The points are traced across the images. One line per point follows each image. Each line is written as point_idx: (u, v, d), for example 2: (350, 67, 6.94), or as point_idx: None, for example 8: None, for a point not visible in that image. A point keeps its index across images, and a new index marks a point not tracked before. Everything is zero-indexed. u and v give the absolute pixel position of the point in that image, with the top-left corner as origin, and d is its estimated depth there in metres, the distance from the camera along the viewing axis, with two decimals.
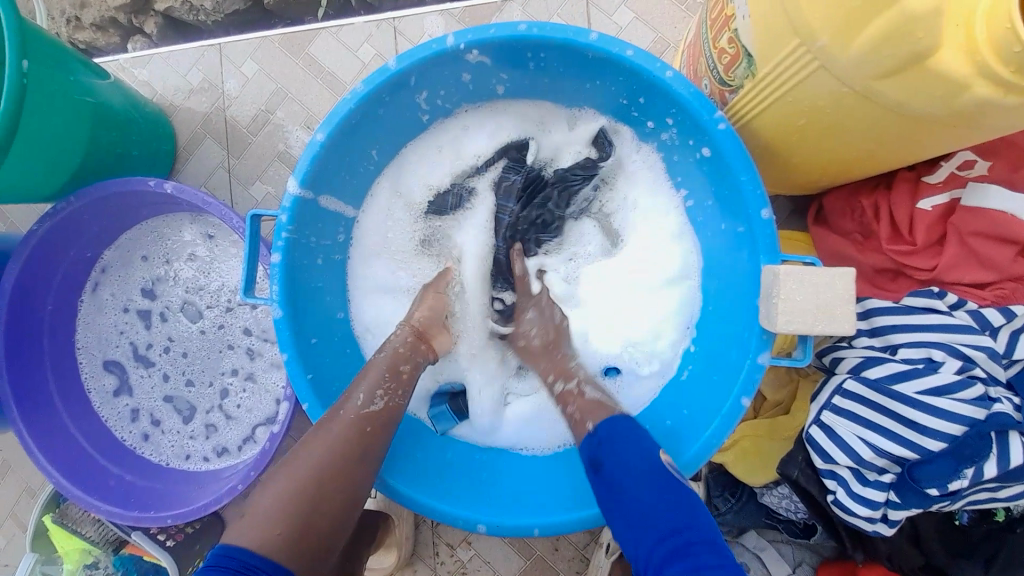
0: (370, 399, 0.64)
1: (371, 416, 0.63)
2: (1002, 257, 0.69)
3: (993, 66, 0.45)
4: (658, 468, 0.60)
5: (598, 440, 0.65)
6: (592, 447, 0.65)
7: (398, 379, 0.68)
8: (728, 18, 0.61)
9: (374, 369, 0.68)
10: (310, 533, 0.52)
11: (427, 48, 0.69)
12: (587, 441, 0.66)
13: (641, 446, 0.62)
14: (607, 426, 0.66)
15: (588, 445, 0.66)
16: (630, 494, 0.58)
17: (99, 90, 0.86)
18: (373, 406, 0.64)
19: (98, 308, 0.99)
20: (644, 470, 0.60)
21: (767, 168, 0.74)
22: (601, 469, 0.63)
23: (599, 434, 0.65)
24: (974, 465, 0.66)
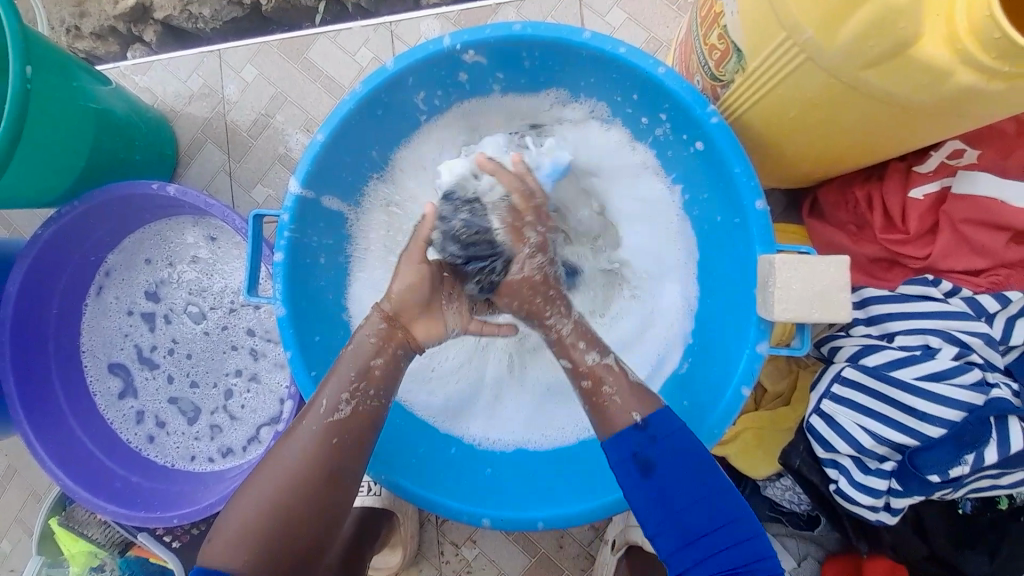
0: (334, 406, 0.61)
1: (339, 427, 0.61)
2: (995, 244, 0.70)
3: (975, 53, 0.46)
4: (700, 467, 0.57)
5: (649, 435, 0.58)
6: (637, 445, 0.58)
7: (370, 377, 0.63)
8: (716, 15, 0.63)
9: (340, 369, 0.64)
10: (278, 542, 0.56)
11: (425, 48, 0.71)
12: (633, 432, 0.58)
13: (688, 446, 0.58)
14: (657, 422, 0.59)
15: (635, 438, 0.58)
16: (681, 498, 0.56)
17: (102, 96, 0.87)
18: (340, 413, 0.62)
19: (102, 311, 0.99)
20: (692, 469, 0.57)
21: (760, 160, 0.75)
22: (650, 471, 0.57)
23: (649, 429, 0.58)
24: (974, 452, 0.67)
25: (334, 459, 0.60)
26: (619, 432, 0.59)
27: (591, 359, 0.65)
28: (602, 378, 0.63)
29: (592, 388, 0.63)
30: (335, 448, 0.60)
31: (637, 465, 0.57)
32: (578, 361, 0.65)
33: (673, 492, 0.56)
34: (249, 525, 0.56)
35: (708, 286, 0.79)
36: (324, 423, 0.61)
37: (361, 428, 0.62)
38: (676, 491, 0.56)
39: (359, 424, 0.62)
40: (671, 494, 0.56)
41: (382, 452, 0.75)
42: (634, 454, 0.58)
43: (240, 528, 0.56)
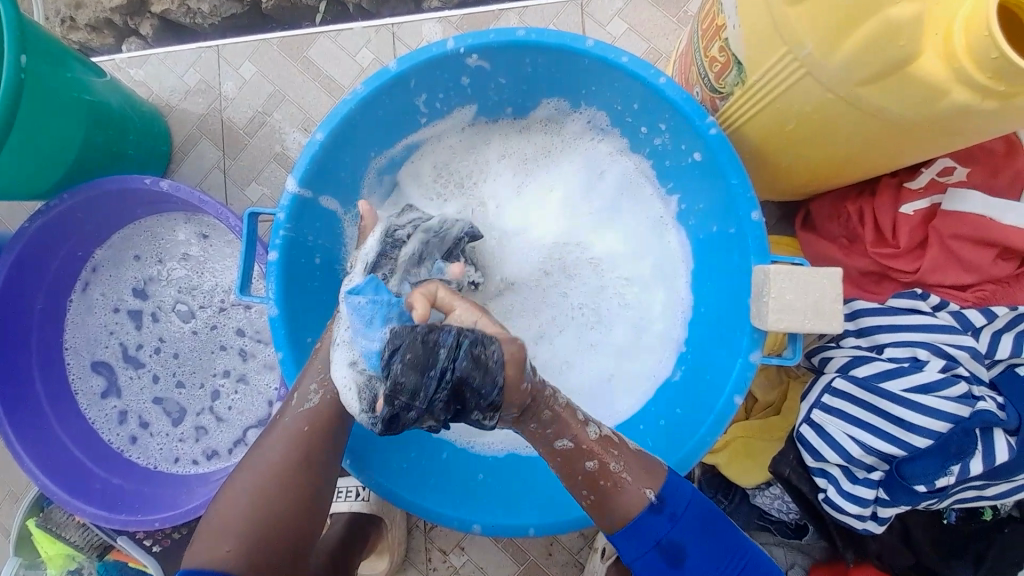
0: (305, 398, 0.63)
1: (310, 415, 0.62)
2: (982, 260, 0.71)
3: (971, 72, 0.47)
4: (718, 535, 0.57)
5: (667, 515, 0.56)
6: (661, 532, 0.56)
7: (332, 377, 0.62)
8: (718, 28, 0.64)
9: (318, 362, 0.65)
10: (264, 546, 0.55)
11: (428, 51, 0.71)
12: (653, 518, 0.56)
13: (704, 520, 0.58)
14: (671, 497, 0.57)
15: (655, 524, 0.56)
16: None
17: (96, 88, 0.86)
18: (309, 402, 0.63)
19: (87, 307, 0.97)
20: (710, 540, 0.57)
21: (757, 172, 0.76)
22: (679, 559, 0.56)
23: (665, 508, 0.56)
24: (960, 463, 0.68)
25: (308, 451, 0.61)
26: (637, 522, 0.56)
27: (593, 431, 0.58)
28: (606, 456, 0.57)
29: (600, 469, 0.57)
30: (308, 435, 0.62)
31: (663, 555, 0.56)
32: (580, 438, 0.57)
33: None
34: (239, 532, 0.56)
35: (702, 294, 0.80)
36: (311, 423, 0.62)
37: (334, 416, 0.63)
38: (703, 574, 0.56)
39: (329, 412, 0.63)
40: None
41: (370, 457, 0.74)
42: (658, 542, 0.56)
43: (228, 535, 0.56)
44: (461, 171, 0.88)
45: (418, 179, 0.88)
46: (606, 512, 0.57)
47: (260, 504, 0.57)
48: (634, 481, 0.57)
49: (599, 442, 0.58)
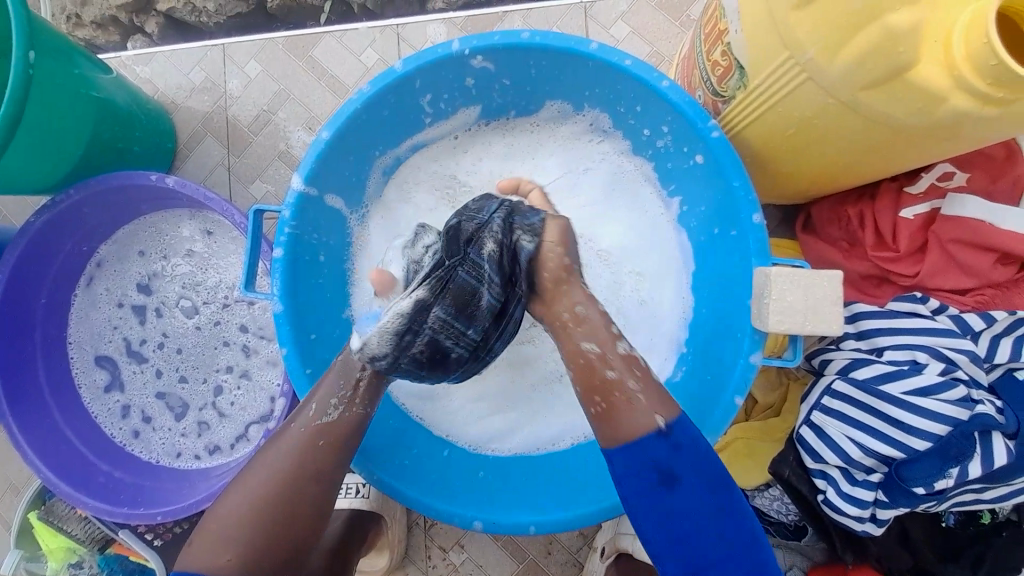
0: (323, 410, 0.63)
1: (325, 428, 0.62)
2: (982, 264, 0.72)
3: (970, 79, 0.48)
4: (720, 479, 0.55)
5: (671, 443, 0.55)
6: (661, 454, 0.54)
7: (357, 388, 0.64)
8: (720, 32, 0.64)
9: (331, 374, 0.66)
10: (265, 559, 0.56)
11: (433, 52, 0.71)
12: (656, 440, 0.55)
13: (711, 462, 0.55)
14: (679, 429, 0.56)
15: (657, 446, 0.55)
16: (698, 515, 0.53)
17: (103, 85, 0.86)
18: (327, 417, 0.62)
19: (91, 302, 0.98)
20: (709, 477, 0.55)
21: (759, 175, 0.76)
22: (674, 481, 0.54)
23: (671, 436, 0.55)
24: (959, 466, 0.69)
25: (324, 462, 0.60)
26: (637, 439, 0.55)
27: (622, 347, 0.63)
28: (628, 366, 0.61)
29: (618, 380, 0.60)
30: (325, 449, 0.61)
31: (659, 477, 0.54)
32: (606, 348, 0.62)
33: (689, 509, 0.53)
34: (244, 524, 0.56)
35: (702, 296, 0.81)
36: (310, 427, 0.62)
37: (348, 430, 0.63)
38: (693, 512, 0.53)
39: (345, 428, 0.63)
40: (691, 506, 0.53)
41: (373, 451, 0.75)
42: (656, 463, 0.54)
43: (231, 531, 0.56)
44: (463, 172, 0.88)
45: (420, 179, 0.88)
46: (610, 430, 0.58)
47: (263, 501, 0.57)
48: (645, 401, 0.57)
49: (621, 357, 0.61)
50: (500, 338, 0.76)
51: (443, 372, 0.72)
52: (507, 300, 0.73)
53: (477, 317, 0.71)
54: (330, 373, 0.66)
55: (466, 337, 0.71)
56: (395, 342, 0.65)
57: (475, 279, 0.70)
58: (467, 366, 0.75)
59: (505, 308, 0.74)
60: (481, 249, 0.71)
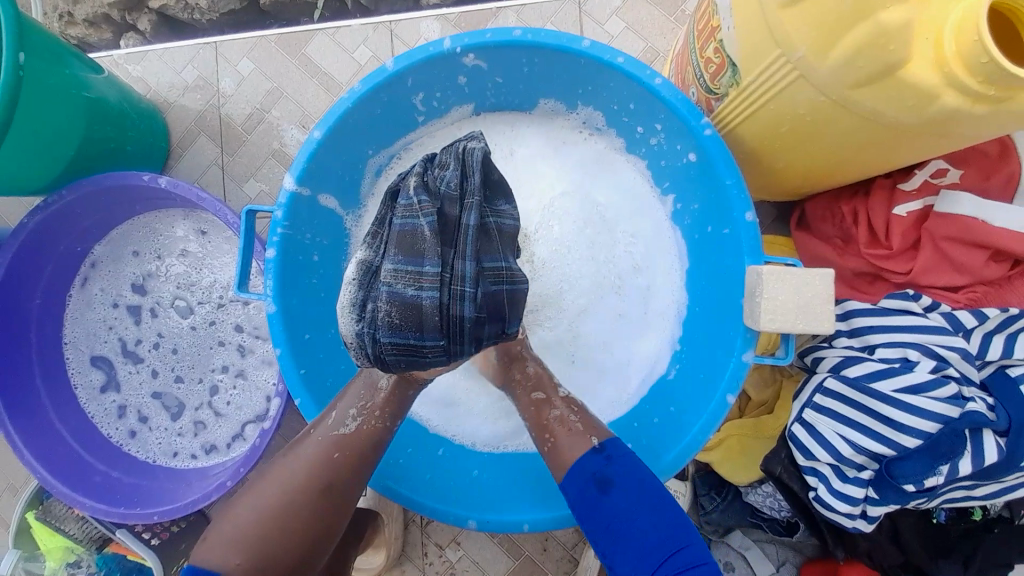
0: (341, 420, 0.63)
1: (340, 441, 0.62)
2: (975, 262, 0.72)
3: (961, 77, 0.48)
4: (655, 490, 0.59)
5: (605, 456, 0.62)
6: (596, 464, 0.61)
7: (376, 400, 0.65)
8: (713, 29, 0.64)
9: (353, 387, 0.66)
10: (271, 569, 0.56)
11: (424, 51, 0.71)
12: (591, 455, 0.62)
13: (644, 475, 0.60)
14: (612, 445, 0.63)
15: (591, 459, 0.62)
16: (630, 518, 0.57)
17: (95, 85, 0.86)
18: (345, 428, 0.63)
19: (87, 302, 0.98)
20: (644, 485, 0.59)
21: (754, 173, 0.76)
22: (608, 487, 0.59)
23: (605, 450, 0.62)
24: (948, 464, 0.69)
25: (337, 473, 0.61)
26: (575, 462, 0.62)
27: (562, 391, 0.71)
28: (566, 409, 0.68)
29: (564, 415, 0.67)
30: (340, 462, 0.61)
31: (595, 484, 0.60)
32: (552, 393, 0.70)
33: (620, 513, 0.58)
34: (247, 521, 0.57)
35: (696, 294, 0.81)
36: (328, 436, 0.63)
37: (362, 448, 0.63)
38: (622, 515, 0.57)
39: (362, 442, 0.63)
40: (623, 510, 0.58)
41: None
42: (593, 474, 0.61)
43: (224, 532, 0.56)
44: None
45: None
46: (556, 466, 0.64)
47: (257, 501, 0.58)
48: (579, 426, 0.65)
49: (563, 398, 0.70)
50: (478, 260, 0.62)
51: (433, 329, 0.59)
52: (453, 211, 0.62)
53: (427, 245, 0.59)
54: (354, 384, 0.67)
55: (432, 278, 0.59)
56: (358, 316, 0.60)
57: (408, 210, 0.62)
58: (456, 304, 0.60)
59: (461, 226, 0.62)
60: (407, 184, 0.65)
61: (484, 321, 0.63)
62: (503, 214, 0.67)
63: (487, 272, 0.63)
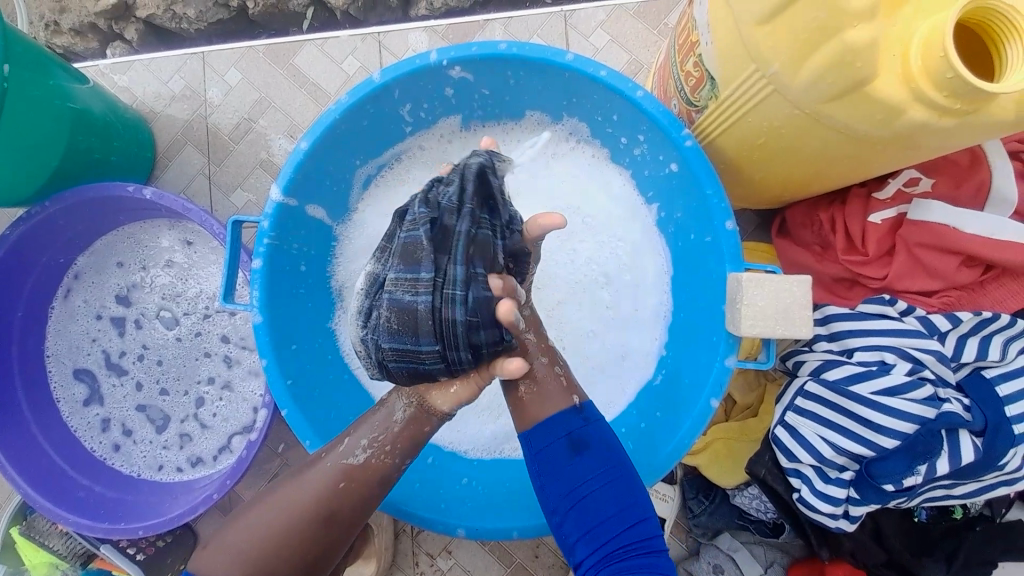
0: (353, 450, 0.61)
1: (348, 470, 0.60)
2: (947, 267, 0.74)
3: (927, 91, 0.50)
4: (621, 458, 0.62)
5: (583, 417, 0.63)
6: (575, 425, 0.62)
7: (388, 433, 0.62)
8: (692, 44, 0.65)
9: (370, 418, 0.64)
10: None
11: (411, 63, 0.72)
12: (571, 415, 0.63)
13: (614, 442, 0.63)
14: (591, 408, 0.65)
15: (571, 420, 0.62)
16: (592, 482, 0.59)
17: (80, 96, 0.85)
18: (354, 458, 0.61)
19: (69, 314, 0.97)
20: (612, 453, 0.62)
21: (734, 183, 0.78)
22: (582, 449, 0.61)
23: (584, 412, 0.64)
24: (927, 463, 0.71)
25: (341, 503, 0.59)
26: (549, 418, 0.62)
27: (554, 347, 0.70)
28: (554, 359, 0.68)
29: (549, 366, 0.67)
30: (344, 492, 0.59)
31: (570, 444, 0.61)
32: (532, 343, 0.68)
33: (586, 475, 0.59)
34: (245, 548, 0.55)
35: (681, 300, 0.83)
36: (336, 465, 0.61)
37: (369, 480, 0.60)
38: (588, 477, 0.59)
39: (370, 476, 0.61)
40: (588, 473, 0.59)
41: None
42: (568, 432, 0.62)
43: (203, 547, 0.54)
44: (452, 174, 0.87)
45: (396, 193, 0.88)
46: (520, 416, 0.64)
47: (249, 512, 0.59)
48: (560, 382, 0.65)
49: (543, 347, 0.68)
50: (470, 264, 0.62)
51: (428, 333, 0.59)
52: (449, 220, 0.64)
53: (423, 252, 0.60)
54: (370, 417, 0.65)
55: (427, 283, 0.59)
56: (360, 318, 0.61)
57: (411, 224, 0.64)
58: (447, 310, 0.59)
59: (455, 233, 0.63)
60: (412, 205, 0.67)
61: (478, 326, 0.61)
62: (497, 227, 0.68)
63: (479, 276, 0.62)
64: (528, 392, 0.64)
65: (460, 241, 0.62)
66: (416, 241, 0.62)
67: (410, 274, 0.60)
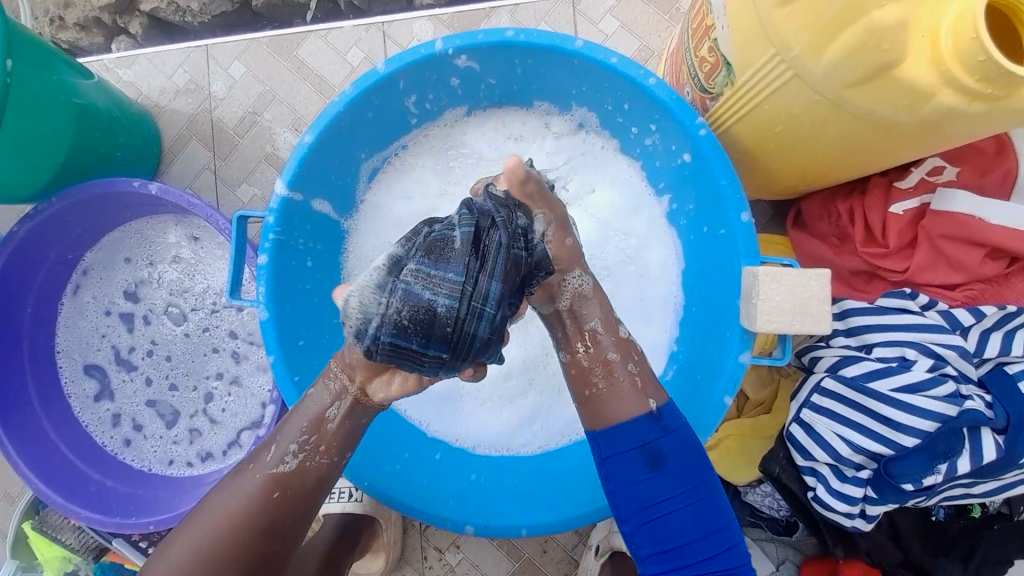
0: (279, 459, 0.56)
1: (282, 479, 0.55)
2: (971, 259, 0.71)
3: (958, 75, 0.47)
4: (704, 471, 0.58)
5: (662, 427, 0.58)
6: (652, 435, 0.57)
7: (321, 434, 0.57)
8: (707, 28, 0.63)
9: (296, 417, 0.58)
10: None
11: (416, 53, 0.71)
12: (647, 421, 0.58)
13: (699, 453, 0.59)
14: (669, 413, 0.59)
15: (648, 428, 0.58)
16: (673, 500, 0.57)
17: (85, 90, 0.85)
18: (285, 466, 0.56)
19: (79, 310, 0.97)
20: (693, 466, 0.58)
21: (749, 173, 0.75)
22: (660, 463, 0.57)
23: (662, 420, 0.58)
24: (948, 462, 0.69)
25: (278, 512, 0.55)
26: (629, 421, 0.58)
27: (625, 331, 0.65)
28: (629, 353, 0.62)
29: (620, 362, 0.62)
30: (279, 503, 0.55)
31: (646, 455, 0.57)
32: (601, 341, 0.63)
33: (669, 493, 0.56)
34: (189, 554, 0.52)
35: (692, 294, 0.81)
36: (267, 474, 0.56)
37: (308, 482, 0.56)
38: (669, 493, 0.57)
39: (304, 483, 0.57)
40: (670, 491, 0.57)
41: (366, 460, 0.74)
42: (644, 443, 0.57)
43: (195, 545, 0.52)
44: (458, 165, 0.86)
45: (402, 186, 0.87)
46: (591, 415, 0.60)
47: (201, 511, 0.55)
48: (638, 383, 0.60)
49: (618, 342, 0.63)
50: (504, 281, 0.56)
51: (440, 339, 0.52)
52: (488, 228, 0.57)
53: (462, 258, 0.54)
54: (294, 415, 0.58)
55: (452, 286, 0.52)
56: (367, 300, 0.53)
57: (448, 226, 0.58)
58: (468, 321, 0.53)
59: (492, 242, 0.56)
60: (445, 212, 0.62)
61: (491, 344, 0.56)
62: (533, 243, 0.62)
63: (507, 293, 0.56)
64: (604, 390, 0.60)
65: (497, 255, 0.56)
66: (445, 238, 0.56)
67: (432, 271, 0.53)
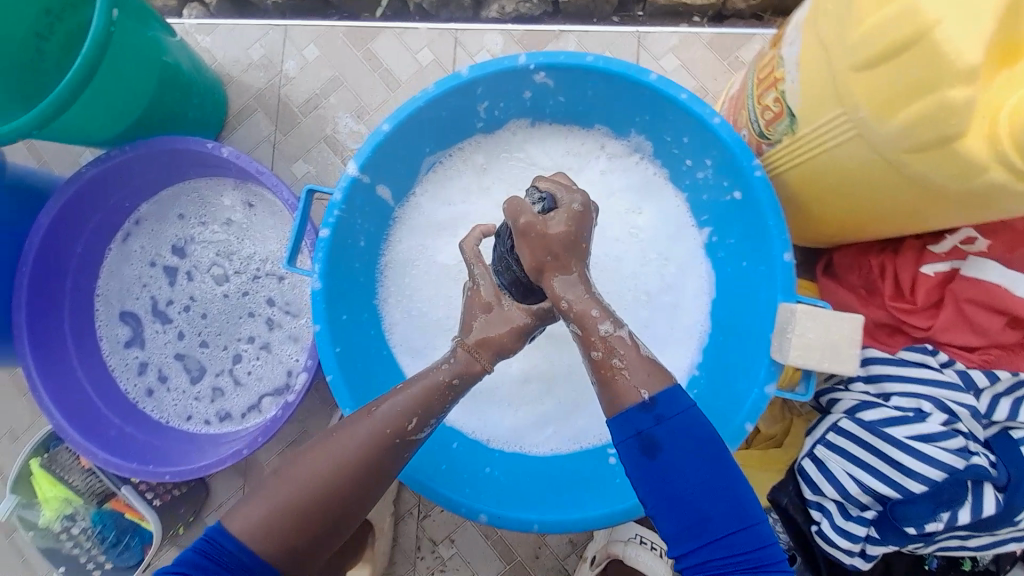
0: (423, 425, 0.59)
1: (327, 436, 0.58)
2: (991, 325, 0.75)
3: (1012, 156, 0.51)
4: (709, 454, 0.53)
5: (655, 416, 0.54)
6: (642, 424, 0.54)
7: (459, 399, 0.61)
8: (775, 80, 0.68)
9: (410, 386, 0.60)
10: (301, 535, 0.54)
11: (500, 63, 0.76)
12: (637, 413, 0.54)
13: (702, 434, 0.53)
14: (664, 402, 0.54)
15: (641, 419, 0.54)
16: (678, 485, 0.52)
17: (172, 50, 0.90)
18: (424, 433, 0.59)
19: (125, 257, 1.00)
20: (695, 449, 0.53)
21: (793, 216, 0.80)
22: (655, 451, 0.53)
23: (656, 409, 0.54)
24: (951, 511, 0.72)
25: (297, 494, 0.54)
26: (620, 411, 0.55)
27: (603, 328, 0.58)
28: (613, 349, 0.57)
29: (602, 360, 0.57)
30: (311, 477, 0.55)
31: (641, 445, 0.54)
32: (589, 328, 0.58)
33: (674, 477, 0.52)
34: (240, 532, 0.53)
35: (721, 323, 0.84)
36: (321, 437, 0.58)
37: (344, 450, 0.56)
38: (675, 478, 0.52)
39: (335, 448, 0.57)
40: (672, 476, 0.52)
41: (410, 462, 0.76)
42: (639, 433, 0.53)
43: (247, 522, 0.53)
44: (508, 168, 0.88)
45: (458, 183, 0.90)
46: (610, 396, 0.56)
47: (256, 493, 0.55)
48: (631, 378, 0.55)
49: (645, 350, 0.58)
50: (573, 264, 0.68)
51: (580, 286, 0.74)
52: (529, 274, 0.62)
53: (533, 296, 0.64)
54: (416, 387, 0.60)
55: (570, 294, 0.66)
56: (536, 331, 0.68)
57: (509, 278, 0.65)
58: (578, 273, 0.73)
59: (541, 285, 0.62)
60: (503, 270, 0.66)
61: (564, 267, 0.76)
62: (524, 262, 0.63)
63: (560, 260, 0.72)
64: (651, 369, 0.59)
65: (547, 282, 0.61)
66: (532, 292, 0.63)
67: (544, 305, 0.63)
